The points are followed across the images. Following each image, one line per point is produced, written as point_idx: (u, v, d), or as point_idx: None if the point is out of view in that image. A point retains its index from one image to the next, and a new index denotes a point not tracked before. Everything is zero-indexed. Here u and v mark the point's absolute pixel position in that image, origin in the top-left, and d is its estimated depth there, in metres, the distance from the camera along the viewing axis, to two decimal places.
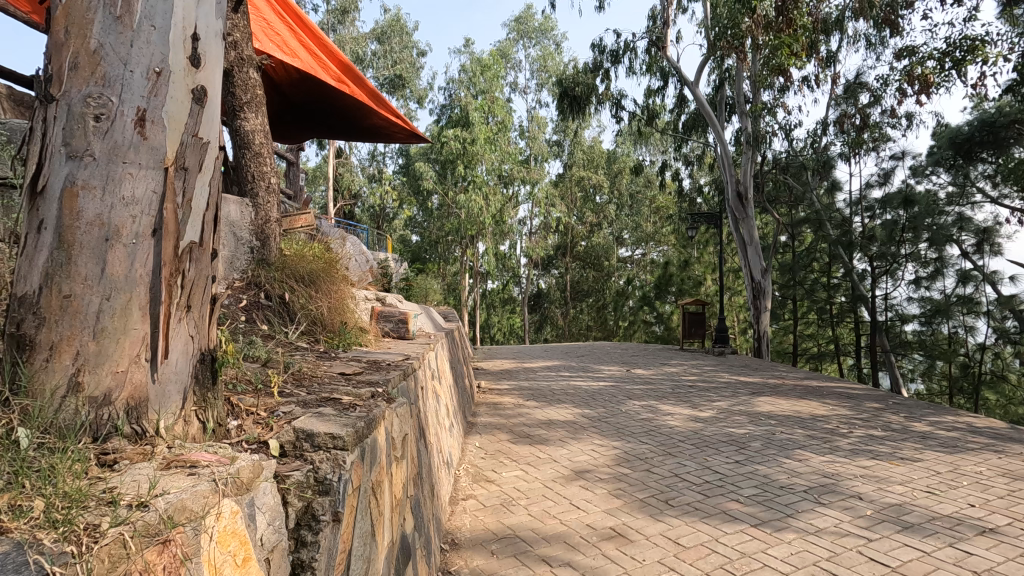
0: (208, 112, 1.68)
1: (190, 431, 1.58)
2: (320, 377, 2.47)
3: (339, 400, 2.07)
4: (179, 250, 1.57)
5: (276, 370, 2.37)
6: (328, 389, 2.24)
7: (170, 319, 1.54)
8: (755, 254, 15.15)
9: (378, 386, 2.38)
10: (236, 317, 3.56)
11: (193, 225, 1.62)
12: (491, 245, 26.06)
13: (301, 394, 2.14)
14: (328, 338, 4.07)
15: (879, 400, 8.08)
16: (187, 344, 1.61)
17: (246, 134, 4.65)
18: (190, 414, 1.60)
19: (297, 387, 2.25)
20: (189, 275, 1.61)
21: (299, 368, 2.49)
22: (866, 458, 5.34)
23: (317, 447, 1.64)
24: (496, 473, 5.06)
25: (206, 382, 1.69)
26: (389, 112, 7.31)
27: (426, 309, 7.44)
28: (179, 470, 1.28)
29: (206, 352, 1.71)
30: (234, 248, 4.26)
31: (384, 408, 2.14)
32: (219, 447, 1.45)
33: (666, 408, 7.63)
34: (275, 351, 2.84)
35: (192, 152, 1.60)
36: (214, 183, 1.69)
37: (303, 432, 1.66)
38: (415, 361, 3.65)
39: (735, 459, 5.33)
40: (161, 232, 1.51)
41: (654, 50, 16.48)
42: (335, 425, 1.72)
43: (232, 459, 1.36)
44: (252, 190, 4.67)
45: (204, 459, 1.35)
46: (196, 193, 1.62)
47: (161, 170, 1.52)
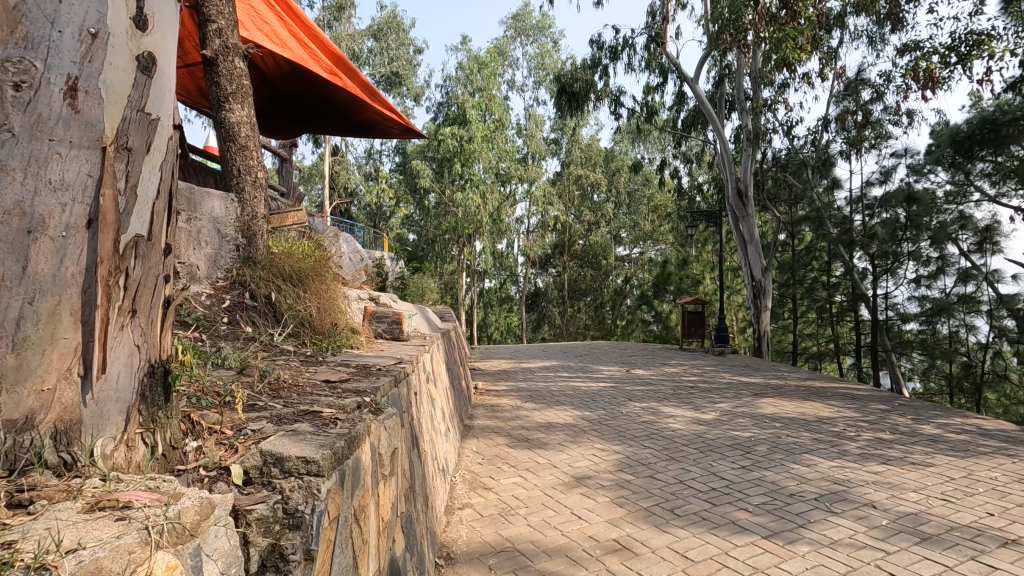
0: (155, 85, 1.52)
1: (133, 458, 1.43)
2: (302, 386, 2.27)
3: (319, 413, 1.88)
4: (120, 244, 1.41)
5: (250, 380, 2.18)
6: (309, 401, 2.05)
7: (109, 325, 1.38)
8: (755, 253, 14.96)
9: (366, 396, 2.18)
10: (216, 319, 3.36)
11: (136, 215, 1.46)
12: (487, 241, 25.39)
13: (277, 408, 1.95)
14: (317, 339, 3.86)
15: (885, 401, 7.90)
16: (131, 355, 1.47)
17: (231, 126, 4.42)
18: (135, 437, 1.45)
19: (273, 398, 2.06)
20: (134, 274, 1.45)
21: (279, 376, 2.30)
22: (877, 463, 5.16)
23: (288, 474, 1.46)
24: (494, 479, 4.87)
25: (153, 400, 1.54)
26: (384, 106, 7.09)
27: (422, 308, 7.24)
28: (106, 514, 1.10)
29: (153, 363, 1.56)
30: (218, 246, 4.06)
31: (371, 421, 1.94)
32: (160, 482, 1.28)
33: (668, 410, 7.44)
34: (255, 357, 2.64)
35: (136, 130, 1.45)
36: (161, 167, 1.56)
37: (271, 456, 1.50)
38: (408, 365, 3.44)
39: (741, 464, 5.15)
40: (98, 222, 1.34)
41: (653, 46, 16.26)
42: (308, 446, 1.54)
43: (174, 499, 1.18)
44: (238, 186, 4.41)
45: (138, 499, 1.17)
46: (140, 177, 1.46)
47: (99, 150, 1.35)
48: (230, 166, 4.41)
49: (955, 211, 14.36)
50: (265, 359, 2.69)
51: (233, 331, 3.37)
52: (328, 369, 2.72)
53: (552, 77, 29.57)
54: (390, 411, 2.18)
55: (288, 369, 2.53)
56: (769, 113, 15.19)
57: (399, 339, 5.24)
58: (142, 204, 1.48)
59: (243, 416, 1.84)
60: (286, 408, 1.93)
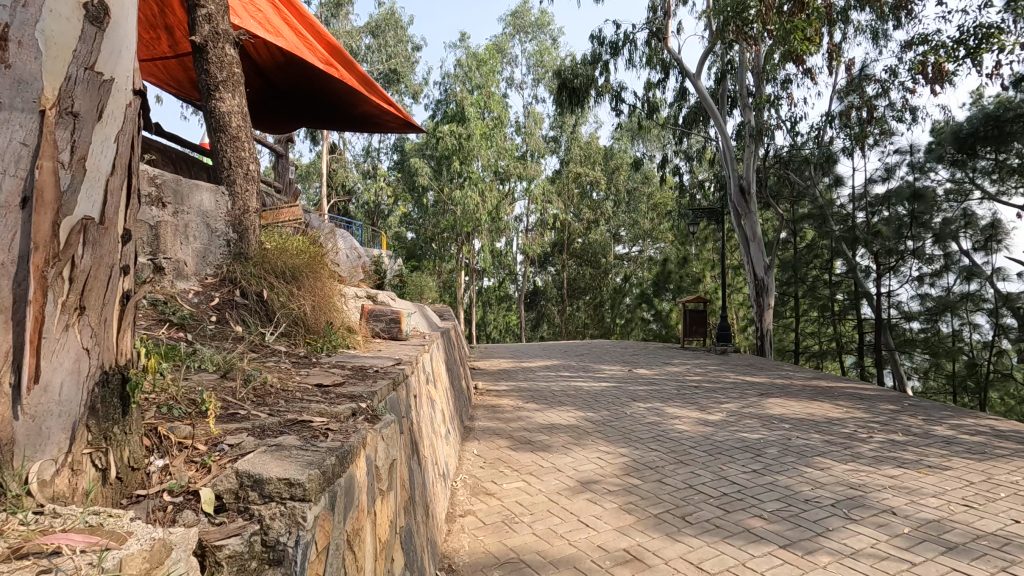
0: (110, 40, 1.40)
1: (81, 485, 1.28)
2: (291, 391, 2.08)
3: (308, 424, 1.70)
4: (62, 228, 1.27)
5: (233, 385, 2.00)
6: (298, 408, 1.86)
7: (48, 322, 1.24)
8: (758, 251, 14.78)
9: (361, 403, 1.99)
10: (203, 319, 3.17)
11: (83, 193, 1.32)
12: (488, 242, 26.23)
13: (261, 417, 1.76)
14: (311, 340, 3.68)
15: (894, 401, 7.73)
16: (78, 361, 1.31)
17: (221, 116, 4.21)
18: (83, 460, 1.29)
19: (257, 406, 1.88)
20: (82, 263, 1.32)
21: (266, 380, 2.11)
22: (892, 466, 4.99)
23: (268, 499, 1.29)
24: (496, 484, 4.68)
25: (107, 414, 1.38)
26: (381, 99, 6.90)
27: (420, 307, 7.05)
28: (31, 564, 0.93)
29: (108, 370, 1.40)
30: (207, 241, 3.88)
31: (367, 431, 1.76)
32: (106, 521, 1.10)
33: (673, 411, 7.26)
34: (243, 359, 2.45)
35: (83, 92, 1.32)
36: (115, 137, 1.42)
37: (249, 477, 1.32)
38: (407, 367, 3.26)
39: (752, 468, 4.97)
40: (34, 202, 1.21)
41: (654, 42, 16.05)
42: (292, 465, 1.35)
43: (117, 545, 1.01)
44: (228, 178, 4.21)
45: (75, 543, 1.00)
46: (87, 147, 1.33)
47: (36, 114, 1.22)
48: (220, 159, 4.22)
49: (955, 209, 14.30)
50: (253, 361, 2.50)
51: (222, 331, 3.17)
52: (322, 372, 2.53)
53: (551, 74, 29.35)
54: (388, 419, 1.99)
55: (279, 372, 2.34)
56: (772, 109, 15.01)
57: (398, 339, 5.05)
58: (93, 180, 1.36)
59: (220, 428, 1.65)
60: (271, 418, 1.73)
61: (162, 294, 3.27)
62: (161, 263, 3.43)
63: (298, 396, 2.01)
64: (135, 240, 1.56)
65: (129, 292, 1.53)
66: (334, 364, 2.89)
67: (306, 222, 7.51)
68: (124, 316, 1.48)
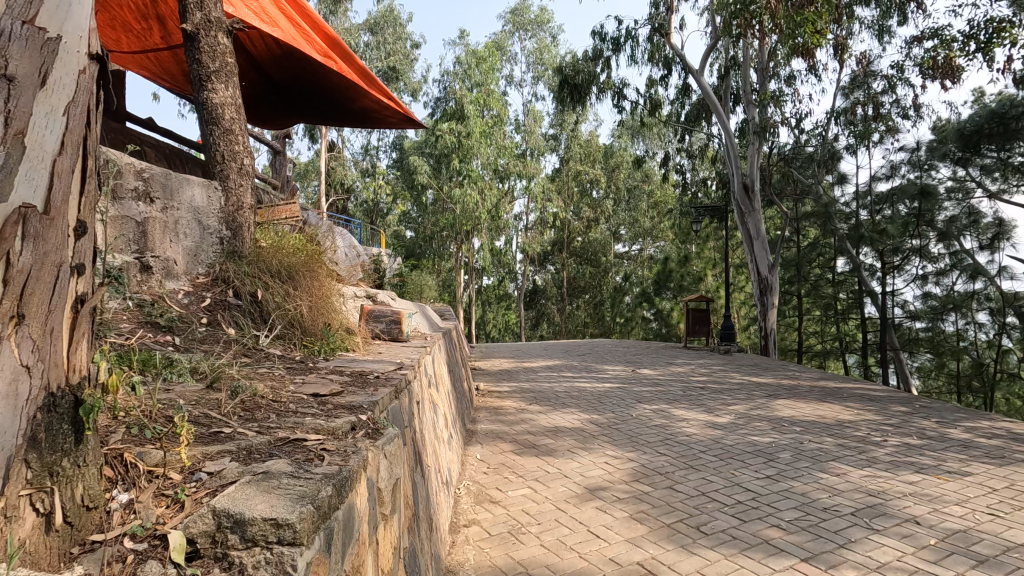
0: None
1: (25, 533, 1.12)
2: (284, 402, 1.90)
3: (301, 445, 1.53)
4: None
5: (219, 397, 1.83)
6: (291, 424, 1.69)
7: None
8: (761, 250, 14.60)
9: (362, 416, 1.82)
10: (193, 321, 3.00)
11: (24, 170, 1.22)
12: (487, 241, 26.11)
13: (248, 437, 1.58)
14: (308, 342, 3.49)
15: (906, 403, 7.56)
16: (14, 381, 1.17)
17: (213, 108, 4.02)
18: (25, 505, 1.13)
19: (245, 420, 1.70)
20: (19, 256, 1.19)
21: (256, 391, 1.93)
22: (911, 472, 4.82)
23: (249, 543, 1.13)
24: (501, 492, 4.50)
25: (55, 445, 1.22)
26: (381, 92, 6.71)
27: (421, 308, 6.87)
28: None
29: (55, 393, 1.24)
30: (199, 239, 3.70)
31: (368, 450, 1.58)
32: None
33: (680, 413, 7.09)
34: (233, 365, 2.27)
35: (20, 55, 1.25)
36: (64, 107, 1.33)
37: (228, 515, 1.16)
38: (410, 371, 3.08)
39: (766, 473, 4.80)
40: None
41: (657, 37, 15.85)
42: (280, 502, 1.18)
43: None
44: (222, 173, 4.04)
45: None
46: (25, 119, 1.24)
47: None
48: (213, 152, 4.03)
49: (957, 207, 14.14)
50: (245, 368, 2.31)
51: (213, 335, 2.99)
52: (319, 379, 2.35)
53: (551, 72, 29.16)
54: (390, 433, 1.81)
55: (271, 381, 2.15)
56: (776, 106, 14.83)
57: (399, 341, 4.88)
58: (32, 158, 1.24)
59: (199, 453, 1.48)
60: (259, 438, 1.56)
61: (150, 295, 3.09)
62: (149, 261, 3.23)
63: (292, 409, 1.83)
64: (91, 234, 1.42)
65: (85, 296, 1.38)
66: (332, 370, 2.71)
67: (303, 219, 7.32)
68: (74, 325, 1.30)
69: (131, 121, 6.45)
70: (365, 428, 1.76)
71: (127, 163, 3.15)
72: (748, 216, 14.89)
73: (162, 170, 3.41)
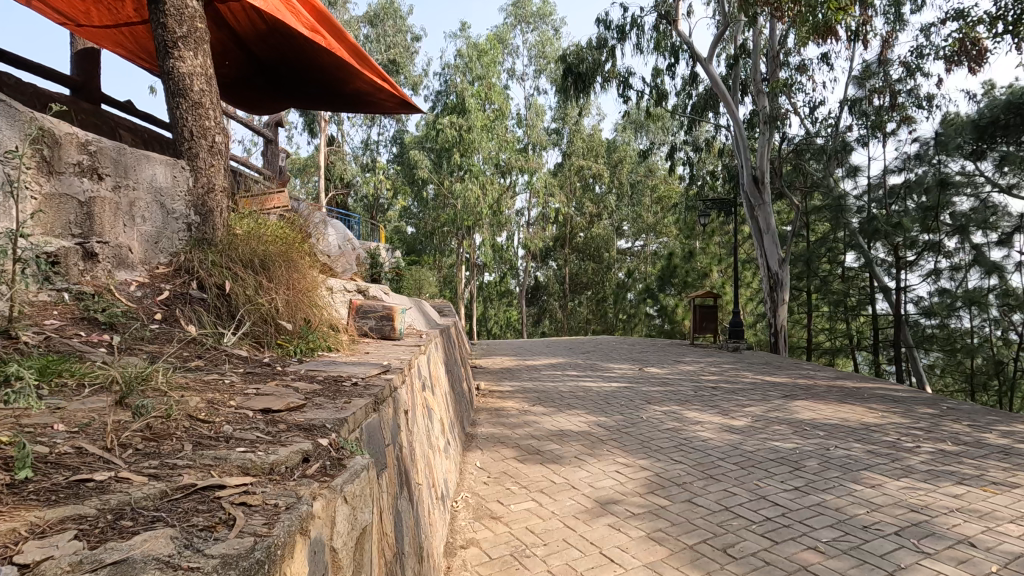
0: None
1: None
2: (217, 425, 1.46)
3: (211, 500, 1.07)
4: None
5: (122, 423, 1.36)
6: (209, 461, 1.23)
7: None
8: (772, 245, 14.13)
9: (317, 444, 1.39)
10: (145, 319, 2.57)
11: None
12: (488, 236, 25.39)
13: (135, 485, 1.10)
14: (282, 341, 3.07)
15: (932, 405, 7.13)
16: None
17: (180, 79, 3.58)
18: None
19: (145, 457, 1.23)
20: None
21: (179, 412, 1.48)
22: (953, 483, 4.38)
23: None
24: (503, 506, 4.06)
25: None
26: (375, 73, 6.25)
27: (418, 302, 6.44)
28: None
29: None
30: (160, 223, 3.25)
31: (313, 501, 1.14)
32: None
33: (693, 416, 6.66)
34: (168, 373, 1.83)
35: None
36: None
37: None
38: (397, 376, 2.64)
39: (794, 485, 4.36)
40: None
41: (663, 25, 15.36)
42: None
43: None
44: (190, 151, 3.61)
45: None
46: None
47: None
48: (180, 128, 3.60)
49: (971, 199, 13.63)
50: (187, 377, 1.87)
51: (167, 334, 2.53)
52: (279, 388, 1.91)
53: (553, 65, 28.69)
54: (356, 466, 1.38)
55: (213, 396, 1.70)
56: (786, 95, 14.40)
57: (391, 339, 4.45)
58: None
59: (26, 525, 0.93)
60: (148, 490, 1.07)
61: (93, 287, 2.65)
62: (94, 248, 2.74)
63: (228, 437, 1.38)
64: None
65: None
66: (302, 375, 2.27)
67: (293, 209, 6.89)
68: None
69: (108, 103, 5.99)
70: (322, 461, 1.33)
71: (69, 132, 2.68)
72: (758, 209, 14.41)
73: (114, 144, 2.95)
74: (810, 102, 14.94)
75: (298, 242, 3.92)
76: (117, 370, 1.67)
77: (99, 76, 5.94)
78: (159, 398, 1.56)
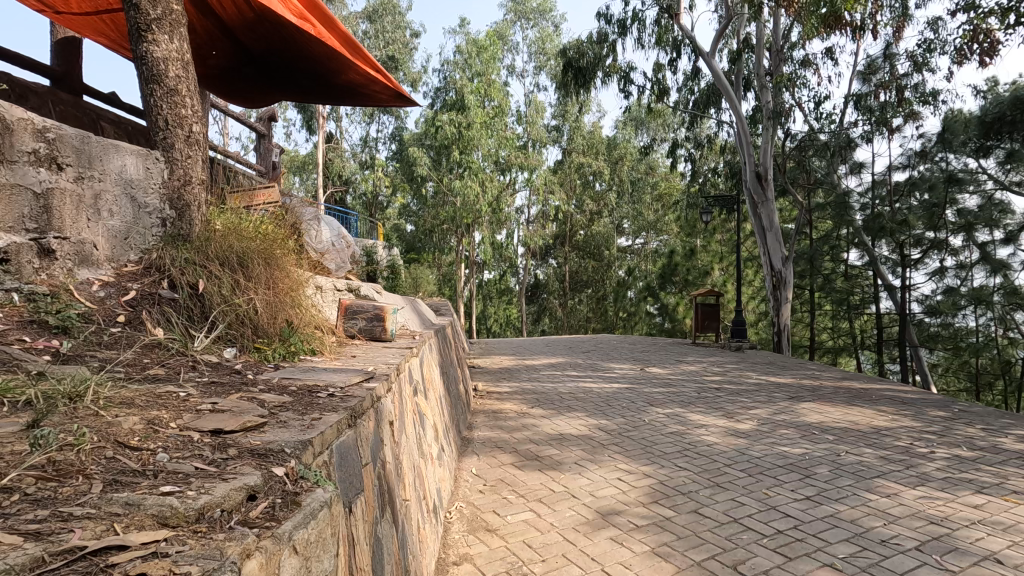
0: None
1: None
2: (150, 454, 1.24)
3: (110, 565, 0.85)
4: None
5: (31, 454, 1.14)
6: (122, 507, 1.02)
7: None
8: (775, 242, 13.88)
9: (265, 478, 1.18)
10: (103, 323, 2.35)
11: None
12: (488, 234, 25.13)
13: (17, 542, 0.88)
14: (259, 345, 2.86)
15: (943, 408, 6.91)
16: None
17: (154, 64, 3.34)
18: None
19: (45, 501, 1.01)
20: None
21: (104, 440, 1.26)
22: (971, 493, 4.18)
23: None
24: (499, 517, 3.86)
25: None
26: (367, 64, 6.03)
27: (411, 301, 6.21)
28: None
29: None
30: (130, 218, 3.03)
31: (244, 560, 0.93)
32: None
33: (697, 419, 6.45)
34: (110, 388, 1.61)
35: None
36: None
37: None
38: (383, 384, 2.44)
39: (805, 494, 4.15)
40: None
41: (665, 18, 15.08)
42: None
43: None
44: (165, 141, 3.37)
45: None
46: None
47: None
48: (154, 116, 3.36)
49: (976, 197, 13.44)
50: (137, 392, 1.66)
51: (128, 338, 2.32)
52: (241, 401, 1.69)
53: (554, 61, 28.43)
54: (312, 505, 1.17)
55: (157, 416, 1.48)
56: (790, 90, 14.13)
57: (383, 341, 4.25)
58: None
59: None
60: (29, 551, 0.85)
61: (48, 288, 2.44)
62: (51, 244, 2.56)
63: (160, 471, 1.17)
64: None
65: None
66: (273, 386, 2.05)
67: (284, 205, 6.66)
68: None
69: (91, 95, 5.77)
70: (270, 502, 1.12)
71: (23, 118, 2.46)
72: (761, 206, 14.14)
73: (77, 132, 2.74)
74: (815, 96, 14.67)
75: (281, 239, 3.70)
76: (43, 387, 1.45)
77: (81, 65, 5.71)
78: (86, 421, 1.34)
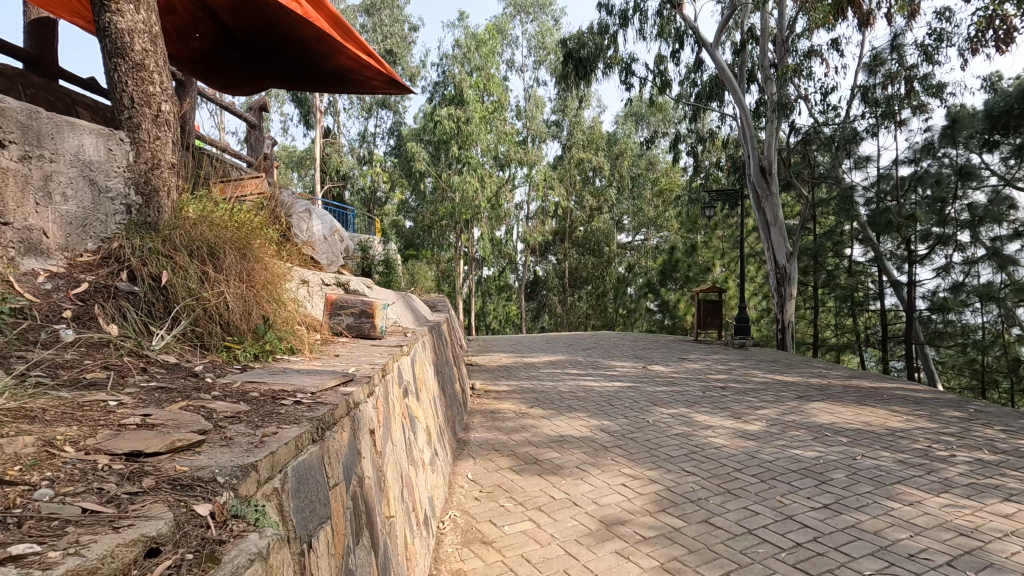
0: None
1: None
2: (29, 490, 0.97)
3: None
4: None
5: None
6: None
7: None
8: (779, 237, 13.60)
9: (171, 527, 0.91)
10: (44, 318, 2.11)
11: None
12: (487, 230, 24.88)
13: None
14: (227, 345, 2.59)
15: (958, 408, 6.65)
16: None
17: (116, 34, 3.00)
18: None
19: None
20: None
21: None
22: (1000, 500, 3.91)
23: None
24: (495, 527, 3.59)
25: None
26: (359, 47, 5.74)
27: (405, 296, 5.95)
28: None
29: None
30: (90, 203, 2.81)
31: None
32: None
33: (703, 420, 6.18)
34: (13, 400, 1.34)
35: None
36: None
37: None
38: (364, 389, 2.17)
39: (822, 502, 3.89)
40: None
41: (666, 9, 14.74)
42: None
43: None
44: (130, 121, 3.08)
45: None
46: None
47: None
48: (120, 94, 3.06)
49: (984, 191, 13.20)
50: (53, 402, 1.39)
51: (70, 337, 2.04)
52: (180, 413, 1.41)
53: (554, 56, 28.08)
54: (237, 561, 0.90)
55: (65, 434, 1.21)
56: (796, 82, 13.79)
57: (371, 339, 3.97)
58: None
59: None
60: None
61: None
62: None
63: (34, 515, 0.89)
64: None
65: None
66: (230, 391, 1.76)
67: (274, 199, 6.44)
68: None
69: (67, 79, 5.46)
70: (175, 564, 0.85)
71: None
72: (765, 200, 13.86)
73: (23, 106, 2.52)
74: (822, 88, 14.33)
75: (259, 228, 3.41)
76: None
77: (56, 48, 5.39)
78: None
